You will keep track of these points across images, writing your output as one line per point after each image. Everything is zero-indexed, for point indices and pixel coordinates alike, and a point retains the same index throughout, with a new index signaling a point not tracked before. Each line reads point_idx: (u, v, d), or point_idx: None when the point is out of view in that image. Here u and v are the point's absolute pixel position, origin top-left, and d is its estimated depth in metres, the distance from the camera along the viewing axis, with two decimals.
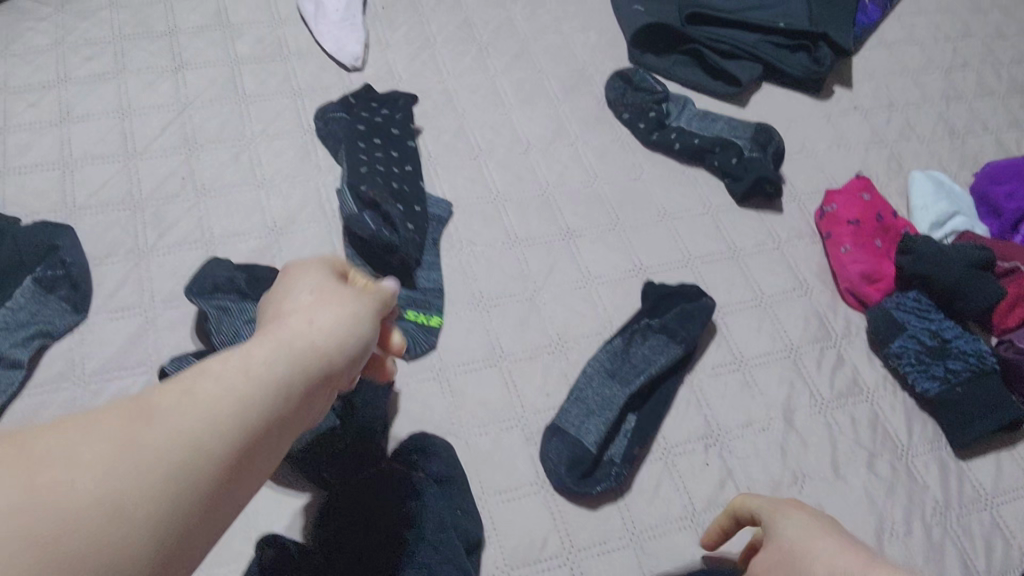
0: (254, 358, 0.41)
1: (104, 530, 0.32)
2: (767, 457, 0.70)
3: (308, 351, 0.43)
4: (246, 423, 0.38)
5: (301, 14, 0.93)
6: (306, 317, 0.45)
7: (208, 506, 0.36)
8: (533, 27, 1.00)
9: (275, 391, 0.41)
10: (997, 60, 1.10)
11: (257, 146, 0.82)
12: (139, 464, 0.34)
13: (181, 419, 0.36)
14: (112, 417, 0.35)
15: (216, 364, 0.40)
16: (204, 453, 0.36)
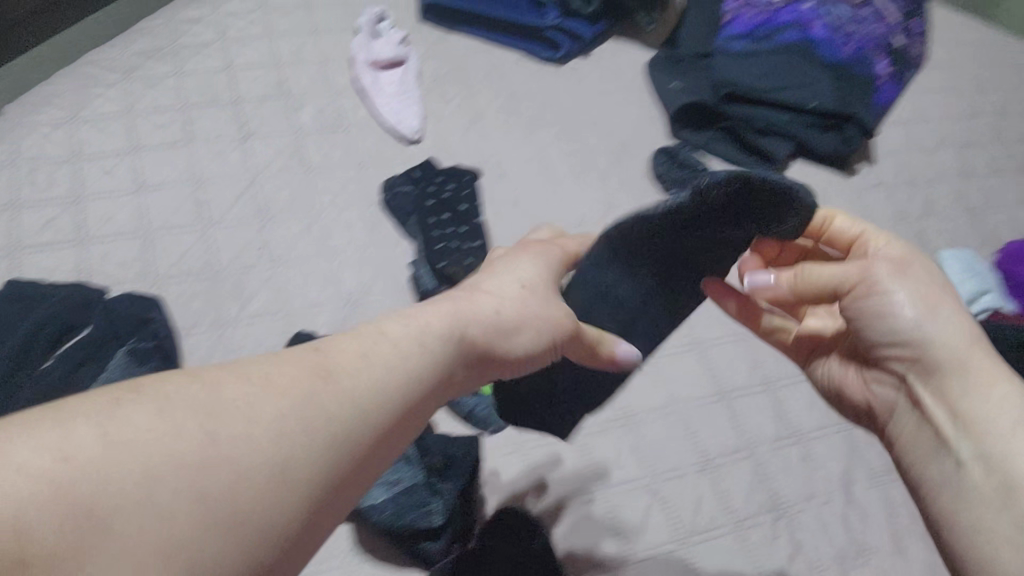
0: (432, 329, 0.44)
1: (277, 465, 0.34)
2: (832, 529, 0.72)
3: (480, 332, 0.46)
4: (415, 391, 0.42)
5: (357, 86, 0.97)
6: (490, 296, 0.49)
7: (362, 463, 0.38)
8: (575, 102, 1.04)
9: (438, 368, 0.43)
10: (1004, 139, 1.16)
11: (326, 216, 0.84)
12: (315, 409, 0.37)
13: (360, 373, 0.40)
14: (297, 364, 0.38)
15: (396, 329, 0.43)
16: (377, 411, 0.39)
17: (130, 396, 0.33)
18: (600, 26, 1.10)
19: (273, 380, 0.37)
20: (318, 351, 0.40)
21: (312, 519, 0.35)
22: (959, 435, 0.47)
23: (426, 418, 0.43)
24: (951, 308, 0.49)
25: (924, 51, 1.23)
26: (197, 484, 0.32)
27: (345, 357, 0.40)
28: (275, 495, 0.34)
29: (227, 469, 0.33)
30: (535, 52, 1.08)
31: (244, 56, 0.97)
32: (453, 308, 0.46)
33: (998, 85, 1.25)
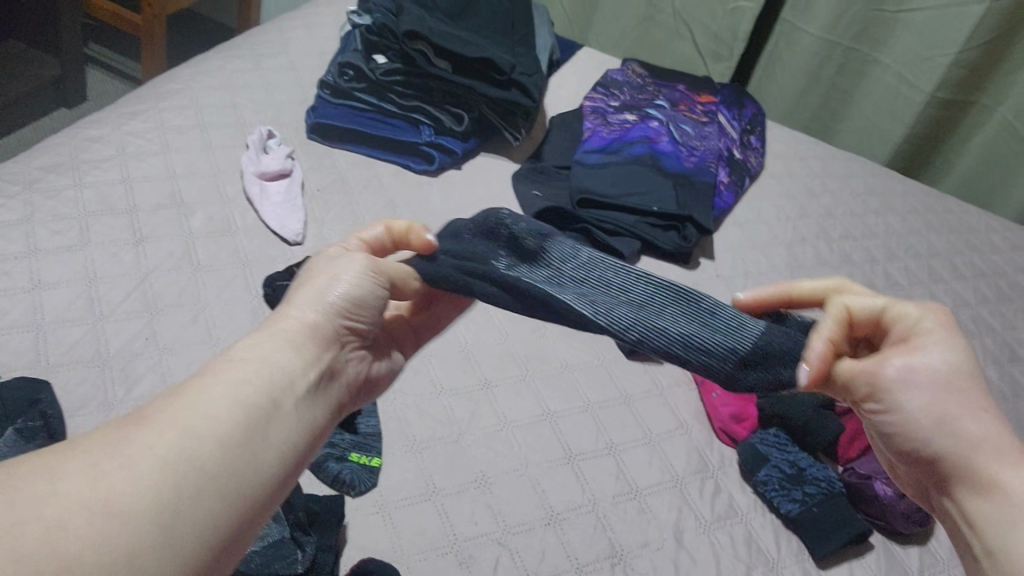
0: (255, 357, 0.52)
1: (115, 499, 0.41)
2: (663, 573, 0.81)
3: (296, 338, 0.54)
4: (240, 402, 0.48)
5: (246, 195, 1.07)
6: (310, 297, 0.57)
7: (215, 469, 0.45)
8: (445, 207, 1.16)
9: (270, 374, 0.51)
10: (830, 236, 1.32)
11: (211, 308, 0.93)
12: (143, 447, 0.43)
13: (180, 407, 0.47)
14: (121, 422, 0.45)
15: (223, 368, 0.50)
16: (209, 438, 0.46)
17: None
18: (470, 143, 1.24)
19: (92, 449, 0.43)
20: (140, 409, 0.47)
21: (173, 540, 0.42)
22: (975, 539, 0.50)
23: (280, 416, 0.50)
24: (956, 409, 0.51)
25: (762, 161, 1.44)
26: (42, 535, 0.38)
27: (167, 406, 0.47)
28: (112, 538, 0.39)
29: (56, 533, 0.38)
30: (411, 165, 1.19)
31: (140, 170, 1.07)
32: (276, 331, 0.55)
33: (825, 191, 1.42)
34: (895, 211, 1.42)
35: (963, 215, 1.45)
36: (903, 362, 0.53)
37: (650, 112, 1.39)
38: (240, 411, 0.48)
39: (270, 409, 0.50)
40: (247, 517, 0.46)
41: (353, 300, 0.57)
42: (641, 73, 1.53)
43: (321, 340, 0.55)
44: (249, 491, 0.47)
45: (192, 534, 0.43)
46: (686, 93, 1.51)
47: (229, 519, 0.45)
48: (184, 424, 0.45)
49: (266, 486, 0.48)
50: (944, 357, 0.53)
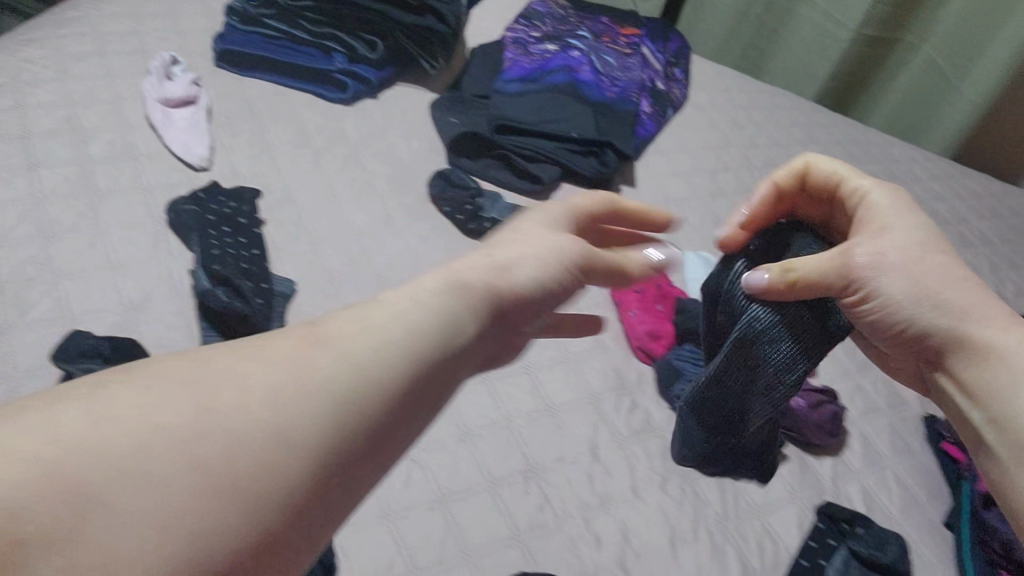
0: (447, 275, 0.45)
1: (292, 424, 0.33)
2: (577, 485, 0.80)
3: (516, 261, 0.47)
4: (437, 336, 0.40)
5: (149, 121, 1.03)
6: (511, 241, 0.49)
7: (401, 406, 0.38)
8: (360, 134, 1.13)
9: (470, 304, 0.43)
10: (752, 165, 1.31)
11: (109, 234, 0.89)
12: (331, 367, 0.36)
13: (375, 323, 0.39)
14: (309, 332, 0.38)
15: (412, 289, 0.43)
16: (393, 345, 0.39)
17: (105, 380, 0.33)
18: (386, 72, 1.21)
19: (271, 349, 0.37)
20: (326, 320, 0.40)
21: (318, 450, 0.34)
22: (971, 404, 0.54)
23: (471, 356, 0.43)
24: (940, 281, 0.56)
25: (686, 93, 1.44)
26: (214, 448, 0.31)
27: (354, 316, 0.40)
28: (225, 434, 0.32)
29: (156, 422, 0.31)
30: (323, 94, 1.16)
31: (36, 97, 1.02)
32: (482, 254, 0.47)
33: (749, 122, 1.42)
34: (818, 142, 1.42)
35: (884, 146, 1.46)
36: (871, 250, 0.57)
37: (571, 42, 1.38)
38: (432, 318, 0.41)
39: (462, 339, 0.42)
40: (395, 441, 0.37)
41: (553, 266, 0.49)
42: (564, 7, 1.51)
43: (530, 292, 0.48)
44: (403, 407, 0.38)
45: (322, 446, 0.34)
46: (609, 25, 1.49)
47: (374, 434, 0.36)
48: (371, 339, 0.38)
49: (430, 406, 0.40)
50: (895, 245, 0.57)
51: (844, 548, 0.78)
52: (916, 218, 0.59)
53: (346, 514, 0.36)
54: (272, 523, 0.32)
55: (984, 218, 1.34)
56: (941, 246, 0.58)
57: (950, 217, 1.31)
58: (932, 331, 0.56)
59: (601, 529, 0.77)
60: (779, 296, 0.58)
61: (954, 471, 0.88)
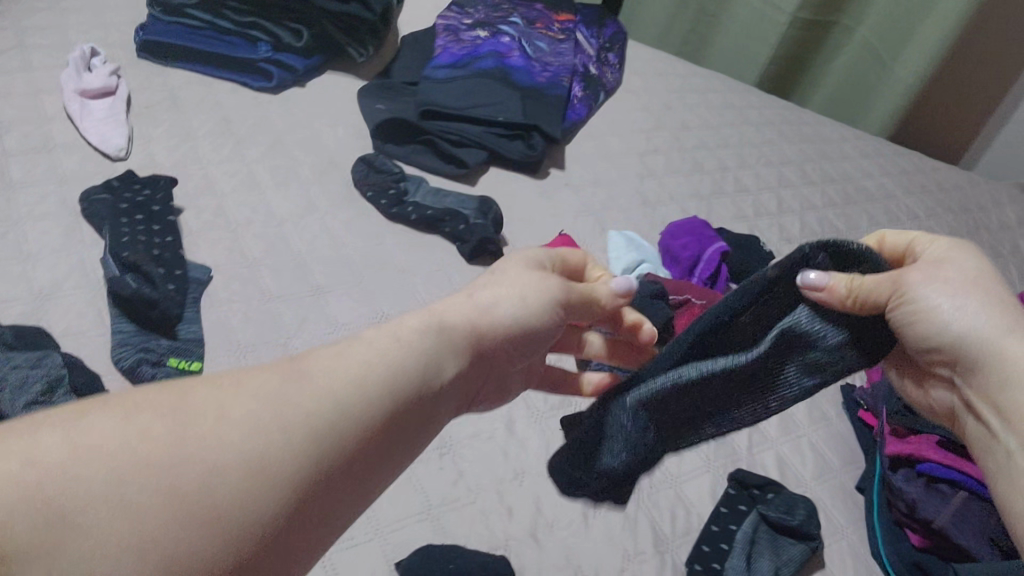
0: (404, 330, 0.46)
1: (265, 463, 0.36)
2: (491, 460, 0.80)
3: (457, 320, 0.49)
4: (397, 384, 0.43)
5: (67, 113, 1.02)
6: (472, 294, 0.51)
7: (362, 448, 0.40)
8: (284, 122, 1.12)
9: (426, 353, 0.46)
10: (682, 146, 1.32)
11: (22, 225, 0.89)
12: (302, 409, 0.39)
13: (343, 367, 0.42)
14: (275, 369, 0.41)
15: (373, 335, 0.45)
16: (354, 389, 0.41)
17: (79, 410, 0.35)
18: (313, 60, 1.21)
19: (248, 381, 0.39)
20: (296, 358, 0.42)
21: (287, 482, 0.37)
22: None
23: (429, 401, 0.45)
24: (999, 307, 0.48)
25: (619, 78, 1.44)
26: (191, 479, 0.34)
27: (317, 365, 0.42)
28: (179, 471, 0.34)
29: (112, 456, 0.33)
30: (248, 82, 1.16)
31: None
32: (435, 309, 0.49)
33: (681, 106, 1.42)
34: (750, 123, 1.43)
35: (816, 126, 1.47)
36: (931, 271, 0.49)
37: (503, 28, 1.38)
38: (392, 363, 0.44)
39: (413, 399, 0.44)
40: (341, 497, 0.39)
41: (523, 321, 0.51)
42: None
43: (477, 345, 0.50)
44: (349, 458, 0.40)
45: (265, 492, 0.36)
46: (543, 11, 1.49)
47: (316, 485, 0.38)
48: (327, 395, 0.40)
49: (376, 462, 0.41)
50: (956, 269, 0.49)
51: (754, 513, 0.78)
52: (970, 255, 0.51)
53: (314, 548, 0.38)
54: (213, 557, 0.33)
55: (912, 193, 1.36)
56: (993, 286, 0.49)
57: (876, 195, 1.33)
58: (984, 362, 0.47)
59: (514, 503, 0.77)
60: (837, 306, 0.49)
61: (868, 440, 0.88)
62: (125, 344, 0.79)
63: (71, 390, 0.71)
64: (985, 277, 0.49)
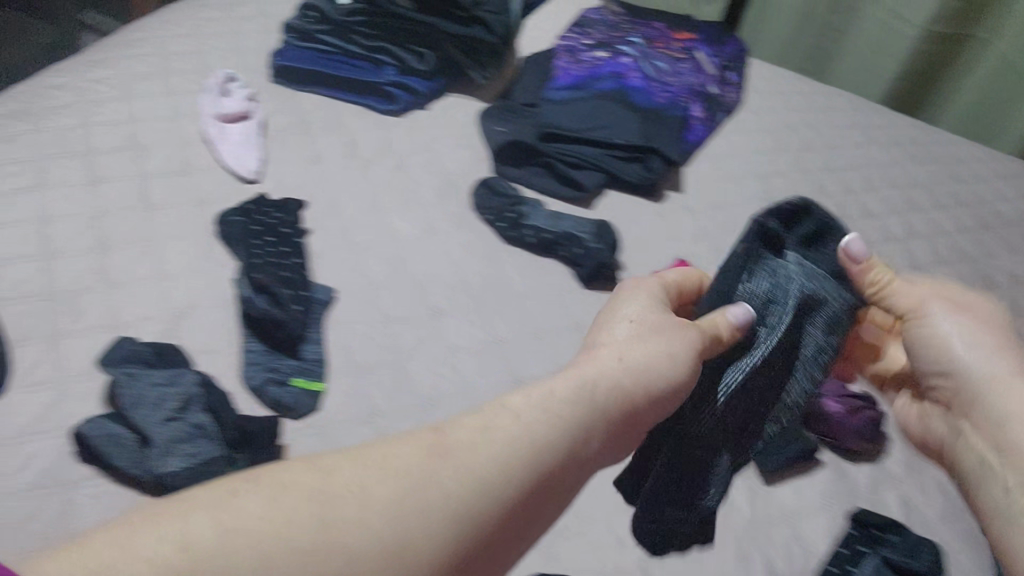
0: (546, 404, 0.54)
1: (397, 541, 0.43)
2: (604, 488, 0.80)
3: (603, 384, 0.57)
4: (517, 466, 0.50)
5: (204, 136, 1.08)
6: (614, 354, 0.60)
7: (486, 526, 0.47)
8: (406, 145, 1.16)
9: (548, 432, 0.52)
10: (804, 168, 1.29)
11: (162, 245, 0.94)
12: (432, 492, 0.46)
13: (471, 454, 0.49)
14: (417, 453, 0.49)
15: (501, 419, 0.52)
16: (479, 473, 0.48)
17: (244, 490, 0.44)
18: (436, 83, 1.24)
19: (390, 464, 0.47)
20: (437, 440, 0.50)
21: (417, 555, 0.43)
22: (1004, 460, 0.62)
23: (554, 479, 0.51)
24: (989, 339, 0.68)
25: (740, 97, 1.42)
26: (330, 552, 0.42)
27: (458, 446, 0.49)
28: (323, 544, 0.42)
29: (270, 529, 0.41)
30: (374, 105, 1.20)
31: (100, 116, 1.09)
32: (570, 378, 0.57)
33: (804, 125, 1.39)
34: (878, 143, 1.38)
35: (950, 146, 1.41)
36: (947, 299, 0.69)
37: (623, 49, 1.38)
38: (511, 448, 0.50)
39: (531, 481, 0.50)
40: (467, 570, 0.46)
41: (655, 360, 0.60)
42: (617, 13, 1.51)
43: (625, 408, 0.58)
44: (472, 540, 0.46)
45: (406, 563, 0.43)
46: (663, 30, 1.49)
47: (454, 559, 0.45)
48: (467, 473, 0.48)
49: (506, 546, 0.48)
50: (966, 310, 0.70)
51: (876, 556, 0.75)
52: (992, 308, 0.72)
53: None
54: None
55: None
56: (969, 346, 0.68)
57: (1013, 220, 1.26)
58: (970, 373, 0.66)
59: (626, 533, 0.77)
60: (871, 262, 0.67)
61: None
62: (254, 363, 0.83)
63: (203, 407, 0.75)
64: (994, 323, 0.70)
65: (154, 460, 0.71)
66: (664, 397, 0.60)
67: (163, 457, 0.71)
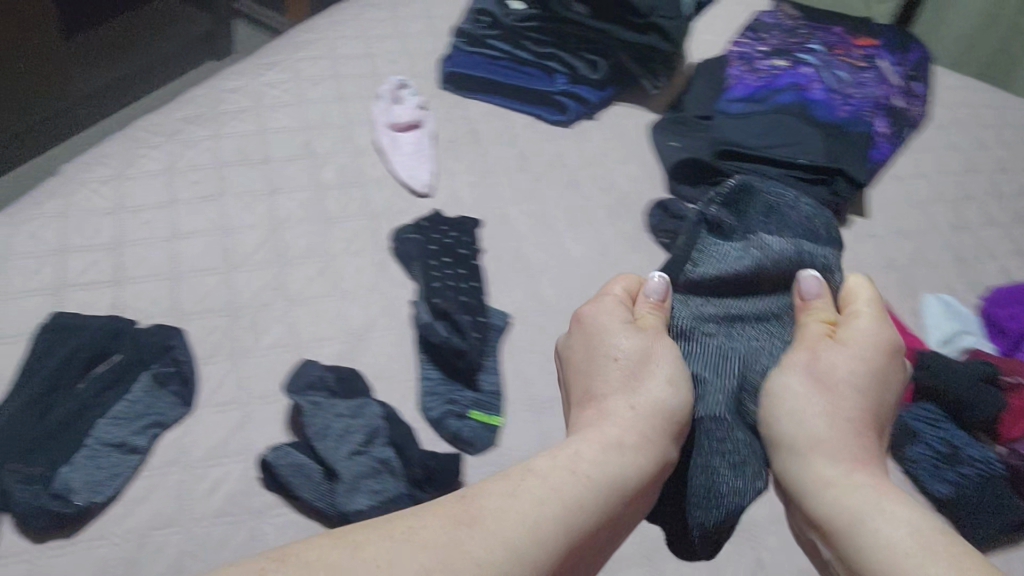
0: (565, 472, 0.66)
1: None
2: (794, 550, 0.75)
3: (626, 438, 0.71)
4: (542, 531, 0.61)
5: (377, 146, 1.06)
6: (627, 405, 0.74)
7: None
8: (577, 159, 1.12)
9: (568, 502, 0.64)
10: (1000, 193, 1.20)
11: (338, 260, 0.93)
12: (462, 548, 0.58)
13: (506, 516, 0.61)
14: (448, 517, 0.61)
15: (531, 474, 0.66)
16: (511, 538, 0.60)
17: (282, 563, 0.56)
18: (607, 91, 1.20)
19: (427, 521, 0.60)
20: (473, 502, 0.63)
21: None
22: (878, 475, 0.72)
23: (571, 541, 0.62)
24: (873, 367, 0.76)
25: (925, 111, 1.31)
26: None
27: (489, 514, 0.61)
28: None
29: None
30: (545, 117, 1.17)
31: (276, 121, 1.08)
32: (585, 442, 0.70)
33: (997, 143, 1.29)
34: None
35: None
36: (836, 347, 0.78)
37: (802, 57, 1.29)
38: (539, 512, 0.62)
39: (554, 539, 0.61)
40: None
41: (650, 414, 0.73)
42: (793, 15, 1.43)
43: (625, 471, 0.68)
44: None
45: None
46: (842, 36, 1.37)
47: None
48: (528, 519, 0.61)
49: None
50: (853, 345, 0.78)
51: None
52: (881, 328, 0.80)
53: None
54: None
55: None
56: (891, 367, 0.77)
57: None
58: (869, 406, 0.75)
59: None
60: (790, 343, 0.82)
61: None
62: (433, 393, 0.81)
63: (387, 442, 0.74)
64: (881, 347, 0.78)
65: (340, 495, 0.70)
66: (658, 457, 0.71)
67: (349, 493, 0.70)
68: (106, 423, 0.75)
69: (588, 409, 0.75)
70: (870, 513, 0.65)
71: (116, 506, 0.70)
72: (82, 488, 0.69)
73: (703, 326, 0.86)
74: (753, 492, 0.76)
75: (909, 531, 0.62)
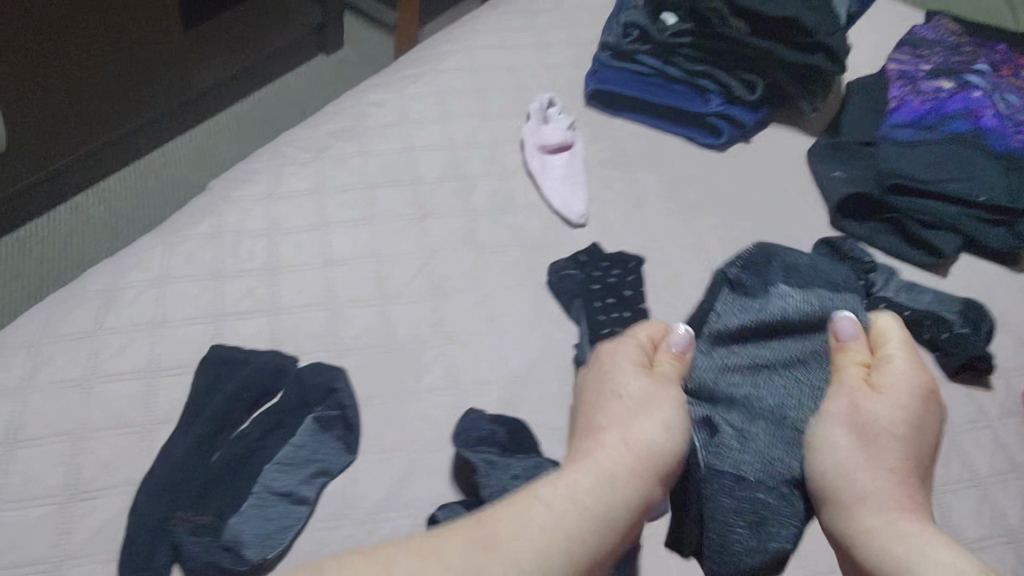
0: (568, 508, 0.59)
1: None
2: None
3: (620, 472, 0.63)
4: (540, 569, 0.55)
5: (528, 170, 1.02)
6: (620, 437, 0.66)
7: None
8: (733, 188, 1.07)
9: (567, 544, 0.57)
10: None
11: (494, 294, 0.89)
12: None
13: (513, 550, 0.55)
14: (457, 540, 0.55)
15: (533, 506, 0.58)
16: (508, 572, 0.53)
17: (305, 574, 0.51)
18: (762, 113, 1.13)
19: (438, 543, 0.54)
20: (481, 528, 0.56)
21: None
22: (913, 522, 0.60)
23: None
24: (897, 410, 0.65)
25: None
26: None
27: (505, 544, 0.55)
28: None
29: None
30: (696, 138, 1.12)
31: (422, 139, 1.05)
32: (586, 474, 0.62)
33: None
34: None
35: None
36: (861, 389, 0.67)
37: (971, 78, 1.18)
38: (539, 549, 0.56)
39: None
40: None
41: (649, 452, 0.65)
42: (955, 30, 1.33)
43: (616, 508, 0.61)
44: None
45: None
46: (1008, 54, 1.28)
47: None
48: (539, 540, 0.56)
49: None
50: (881, 387, 0.67)
51: None
52: (914, 368, 0.68)
53: None
54: None
55: None
56: (921, 410, 0.66)
57: None
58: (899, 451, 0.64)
59: None
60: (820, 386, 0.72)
61: None
62: None
63: None
64: (910, 389, 0.66)
65: None
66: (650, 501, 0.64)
67: None
68: (274, 471, 0.73)
69: (584, 442, 0.67)
70: (913, 553, 0.55)
71: (286, 561, 0.67)
72: (252, 541, 0.67)
73: (714, 377, 0.74)
74: (772, 551, 0.65)
75: (946, 568, 0.53)
